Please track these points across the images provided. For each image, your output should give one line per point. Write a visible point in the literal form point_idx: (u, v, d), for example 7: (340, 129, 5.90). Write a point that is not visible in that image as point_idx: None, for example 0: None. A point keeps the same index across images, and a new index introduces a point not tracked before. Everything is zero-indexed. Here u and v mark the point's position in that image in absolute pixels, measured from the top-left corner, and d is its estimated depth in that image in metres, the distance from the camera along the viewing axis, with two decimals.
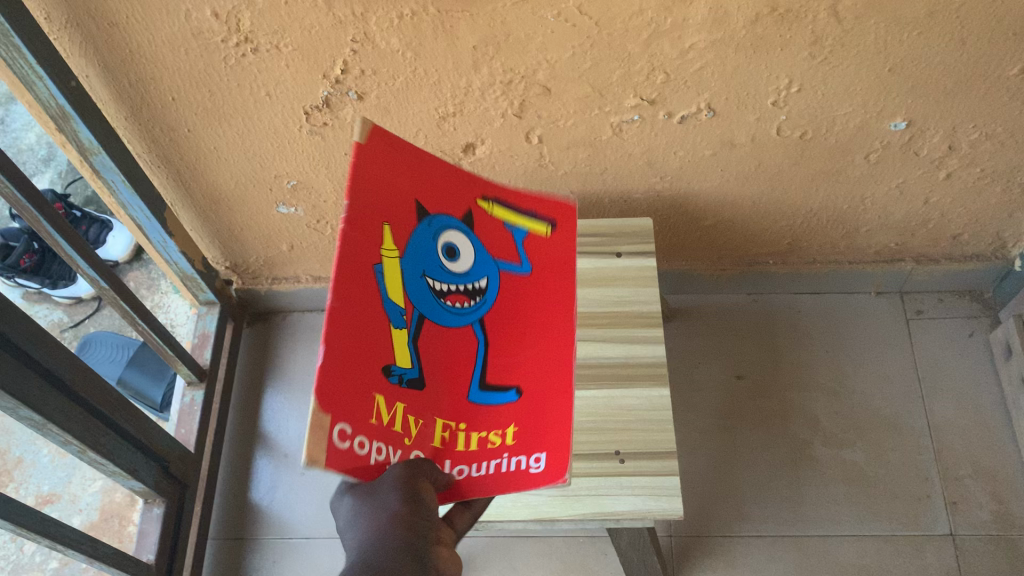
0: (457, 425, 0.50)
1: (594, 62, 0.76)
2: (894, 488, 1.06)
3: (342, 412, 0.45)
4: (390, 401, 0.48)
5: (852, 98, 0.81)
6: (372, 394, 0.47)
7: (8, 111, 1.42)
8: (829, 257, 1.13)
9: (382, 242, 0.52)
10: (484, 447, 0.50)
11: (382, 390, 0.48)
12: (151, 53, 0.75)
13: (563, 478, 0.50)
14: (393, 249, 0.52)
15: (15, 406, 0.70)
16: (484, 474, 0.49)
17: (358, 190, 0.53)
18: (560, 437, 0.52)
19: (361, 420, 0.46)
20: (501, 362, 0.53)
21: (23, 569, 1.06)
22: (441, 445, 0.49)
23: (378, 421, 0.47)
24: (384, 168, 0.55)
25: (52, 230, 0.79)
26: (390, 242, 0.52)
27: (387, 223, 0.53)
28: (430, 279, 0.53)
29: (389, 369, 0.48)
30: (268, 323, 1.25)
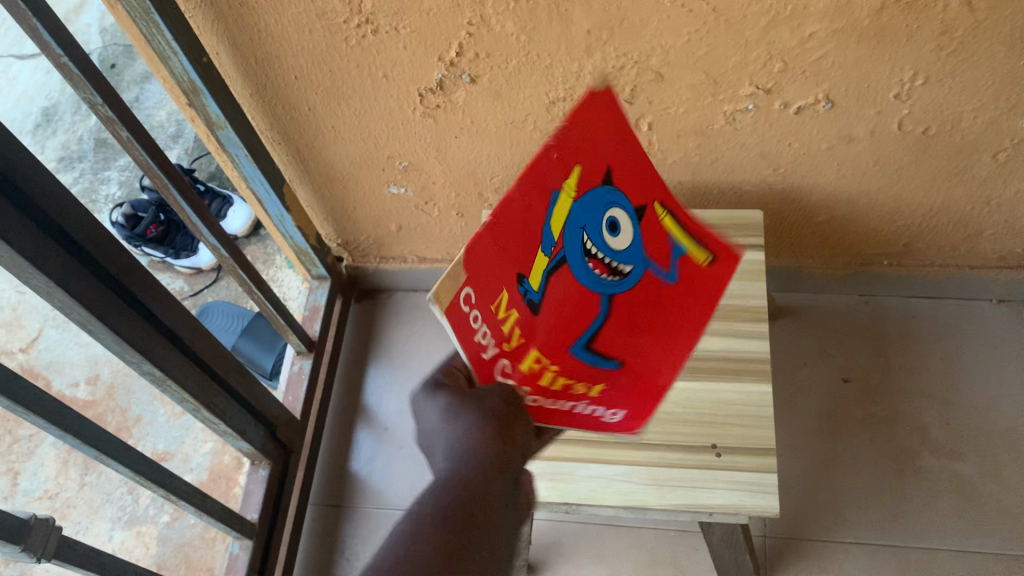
0: (550, 364, 0.46)
1: (710, 49, 0.75)
2: (1008, 505, 1.01)
3: (475, 282, 0.42)
4: (509, 302, 0.44)
5: (981, 93, 0.78)
6: (500, 287, 0.44)
7: (142, 90, 1.50)
8: (947, 261, 1.08)
9: (569, 178, 0.46)
10: (569, 393, 0.47)
11: (507, 286, 0.44)
12: (277, 32, 0.79)
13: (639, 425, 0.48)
14: (575, 189, 0.46)
15: (139, 360, 0.75)
16: (570, 416, 0.46)
17: (582, 128, 0.46)
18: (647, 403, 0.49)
19: (487, 306, 0.43)
20: (614, 335, 0.49)
21: (138, 521, 1.12)
22: (528, 369, 0.45)
23: (498, 312, 0.43)
24: (600, 127, 0.48)
25: (181, 199, 0.83)
26: (574, 184, 0.46)
27: (579, 166, 0.46)
28: (586, 237, 0.47)
29: (520, 279, 0.44)
30: (375, 300, 1.28)
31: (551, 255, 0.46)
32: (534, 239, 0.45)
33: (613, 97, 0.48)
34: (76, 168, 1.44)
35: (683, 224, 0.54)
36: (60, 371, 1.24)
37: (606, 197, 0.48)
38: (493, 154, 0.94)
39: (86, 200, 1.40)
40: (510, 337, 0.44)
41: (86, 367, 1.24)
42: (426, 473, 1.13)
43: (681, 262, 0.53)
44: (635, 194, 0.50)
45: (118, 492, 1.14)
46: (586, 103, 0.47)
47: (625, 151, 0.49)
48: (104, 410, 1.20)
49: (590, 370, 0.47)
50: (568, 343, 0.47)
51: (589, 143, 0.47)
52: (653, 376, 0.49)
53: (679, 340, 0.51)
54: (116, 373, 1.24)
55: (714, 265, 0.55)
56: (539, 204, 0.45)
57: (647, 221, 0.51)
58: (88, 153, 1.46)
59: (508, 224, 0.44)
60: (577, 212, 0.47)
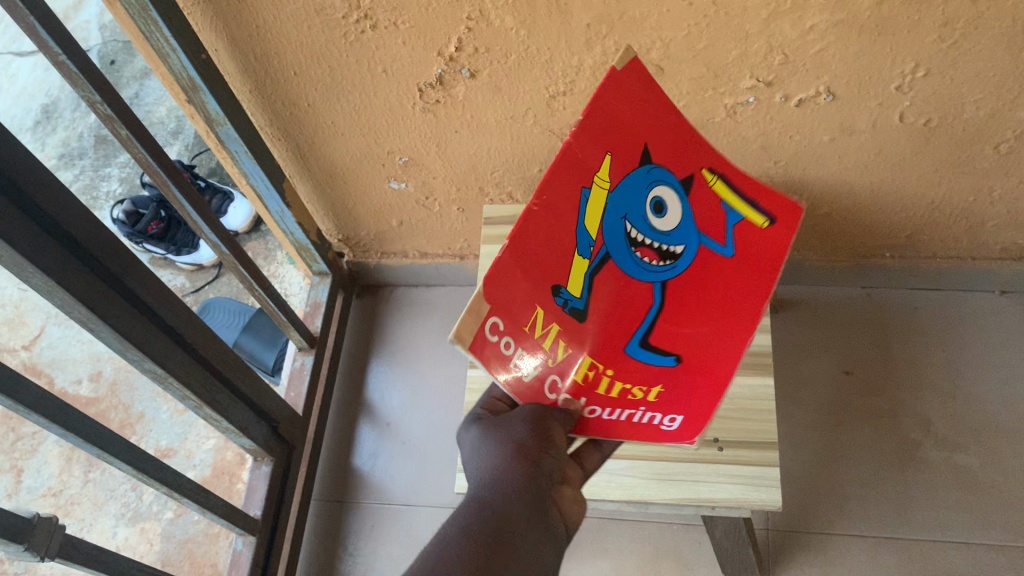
0: (605, 368, 0.46)
1: (710, 42, 0.75)
2: (1010, 496, 1.01)
3: (501, 307, 0.42)
4: (548, 318, 0.44)
5: (983, 84, 0.77)
6: (534, 306, 0.43)
7: (142, 86, 1.50)
8: (949, 253, 1.07)
9: (598, 169, 0.44)
10: (624, 397, 0.48)
11: (543, 303, 0.43)
12: (276, 28, 0.78)
13: (694, 439, 0.49)
14: (608, 179, 0.44)
15: (141, 358, 0.74)
16: (616, 421, 0.48)
17: (605, 114, 0.44)
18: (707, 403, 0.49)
19: (516, 327, 0.43)
20: (670, 327, 0.48)
21: (142, 517, 1.13)
22: (583, 382, 0.46)
23: (531, 331, 0.43)
24: (626, 104, 0.45)
25: (180, 196, 0.83)
26: (605, 172, 0.44)
27: (609, 152, 0.45)
28: (629, 225, 0.45)
29: (557, 290, 0.44)
30: (376, 295, 1.28)
31: (592, 256, 0.44)
32: (568, 242, 0.44)
33: (636, 67, 0.46)
34: (76, 165, 1.44)
35: (740, 188, 0.51)
36: (62, 368, 1.24)
37: (649, 178, 0.47)
38: (493, 148, 0.94)
39: (87, 197, 1.40)
40: (554, 353, 0.45)
41: (88, 364, 1.25)
42: (428, 468, 1.13)
43: (736, 231, 0.51)
44: (677, 168, 0.48)
45: (122, 489, 1.15)
46: (608, 84, 0.44)
47: (660, 125, 0.47)
48: (107, 407, 1.21)
49: (646, 369, 0.48)
50: (622, 346, 0.47)
51: (616, 122, 0.45)
52: (710, 359, 0.49)
53: (734, 316, 0.50)
54: (118, 370, 1.24)
55: (772, 227, 0.52)
56: (571, 201, 0.43)
57: (694, 193, 0.49)
58: (88, 150, 1.46)
59: (536, 231, 0.42)
60: (613, 203, 0.45)
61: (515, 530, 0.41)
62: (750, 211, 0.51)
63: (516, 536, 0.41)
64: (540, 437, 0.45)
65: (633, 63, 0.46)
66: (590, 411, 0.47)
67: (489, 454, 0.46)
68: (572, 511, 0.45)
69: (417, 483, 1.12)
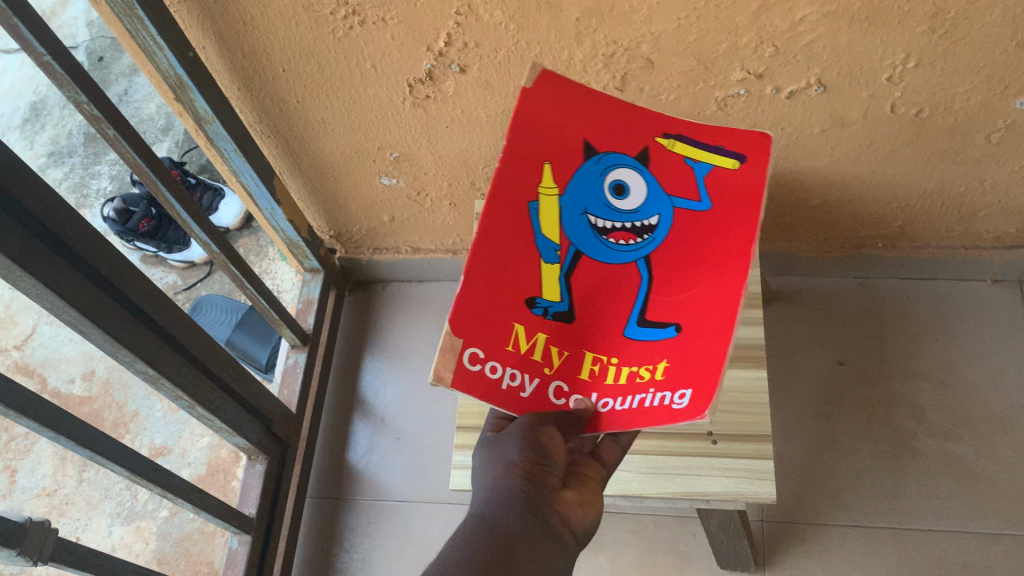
0: (609, 358, 0.51)
1: (700, 34, 0.74)
2: (1003, 484, 1.01)
3: (478, 337, 0.50)
4: (532, 331, 0.51)
5: (974, 74, 0.77)
6: (513, 323, 0.51)
7: (130, 83, 1.49)
8: (942, 242, 1.07)
9: (541, 180, 0.53)
10: (633, 381, 0.50)
11: (524, 320, 0.51)
12: (263, 25, 0.78)
13: (703, 414, 0.48)
14: (553, 185, 0.53)
15: (132, 359, 0.74)
16: (627, 408, 0.50)
17: (529, 131, 0.53)
18: (712, 371, 0.49)
19: (497, 347, 0.50)
20: (665, 298, 0.51)
21: (137, 516, 1.12)
22: (589, 377, 0.51)
23: (515, 347, 0.50)
24: (551, 113, 0.54)
25: (169, 195, 0.83)
26: (548, 179, 0.53)
27: (548, 162, 0.53)
28: (592, 217, 0.52)
29: (533, 301, 0.51)
30: (369, 291, 1.28)
31: (560, 259, 0.52)
32: (529, 252, 0.51)
33: (548, 81, 0.55)
34: (66, 163, 1.43)
35: (701, 140, 0.54)
36: (55, 367, 1.23)
37: (598, 168, 0.53)
38: (484, 143, 0.94)
39: (77, 195, 1.40)
40: (549, 360, 0.51)
41: (81, 363, 1.24)
42: (425, 463, 1.13)
43: (712, 183, 0.53)
44: (627, 146, 0.54)
45: (117, 488, 1.14)
46: (523, 103, 0.54)
47: (593, 117, 0.54)
48: (100, 407, 1.20)
49: (648, 345, 0.51)
50: (617, 332, 0.51)
51: (543, 137, 0.53)
52: (713, 319, 0.50)
53: (727, 267, 0.51)
54: (111, 369, 1.23)
55: (744, 164, 0.53)
56: (521, 216, 0.52)
57: (653, 162, 0.53)
58: (78, 147, 1.45)
59: (492, 255, 0.51)
60: (567, 204, 0.53)
61: (519, 538, 0.48)
62: (717, 156, 0.54)
63: (518, 544, 0.48)
64: (533, 450, 0.50)
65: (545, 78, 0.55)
66: (603, 403, 0.50)
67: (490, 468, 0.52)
68: (571, 512, 0.52)
69: (414, 478, 1.12)
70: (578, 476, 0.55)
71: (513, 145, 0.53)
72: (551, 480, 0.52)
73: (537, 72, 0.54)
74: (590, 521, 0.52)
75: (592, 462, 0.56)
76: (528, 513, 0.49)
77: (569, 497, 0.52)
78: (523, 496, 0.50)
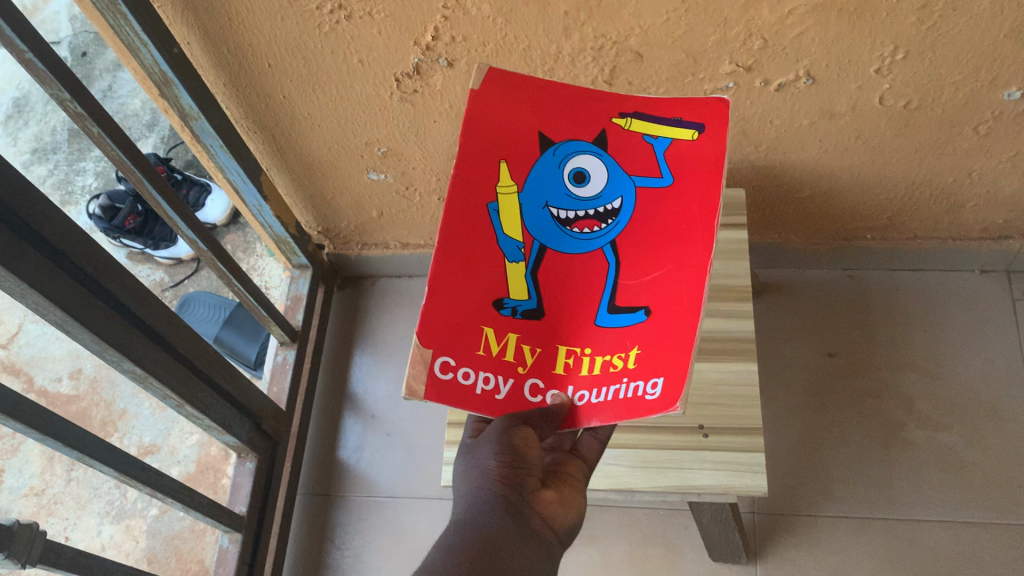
0: (582, 350, 0.53)
1: (689, 27, 0.74)
2: (992, 474, 1.02)
3: (445, 346, 0.53)
4: (501, 332, 0.53)
5: (962, 66, 0.77)
6: (481, 327, 0.53)
7: (114, 78, 1.47)
8: (931, 233, 1.08)
9: (499, 179, 0.55)
10: (608, 371, 0.52)
11: (492, 322, 0.53)
12: (249, 20, 0.77)
13: (676, 406, 0.49)
14: (511, 183, 0.55)
15: (120, 359, 0.74)
16: (604, 401, 0.51)
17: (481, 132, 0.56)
18: (682, 357, 0.50)
19: (468, 352, 0.53)
20: (634, 282, 0.53)
21: (126, 515, 1.12)
22: (565, 371, 0.53)
23: (486, 351, 0.53)
24: (503, 110, 0.57)
25: (155, 192, 0.82)
26: (506, 178, 0.55)
27: (504, 160, 0.56)
28: (553, 209, 0.55)
29: (501, 302, 0.53)
30: (358, 287, 1.27)
31: (525, 257, 0.54)
32: (494, 254, 0.54)
33: (495, 79, 0.58)
34: (50, 160, 1.42)
35: (656, 114, 0.56)
36: (41, 366, 1.22)
37: (555, 160, 0.56)
38: None
39: (61, 192, 1.38)
40: (522, 358, 0.53)
41: (68, 362, 1.23)
42: (415, 458, 1.13)
43: (668, 158, 0.55)
44: (584, 131, 0.56)
45: (105, 487, 1.13)
46: (473, 105, 0.57)
47: (547, 109, 0.57)
48: (88, 405, 1.19)
49: (619, 333, 0.52)
50: (588, 322, 0.53)
51: (498, 137, 0.56)
52: (682, 299, 0.52)
53: (692, 243, 0.53)
54: (99, 367, 1.22)
55: (704, 132, 0.55)
56: (483, 219, 0.55)
57: (611, 145, 0.56)
58: (62, 144, 1.43)
59: (457, 262, 0.54)
60: (527, 199, 0.55)
61: (503, 542, 0.48)
62: (675, 129, 0.56)
63: (501, 548, 0.47)
64: (511, 453, 0.50)
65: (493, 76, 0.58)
66: (579, 396, 0.52)
67: (469, 472, 0.52)
68: (553, 511, 0.51)
69: (403, 474, 1.12)
70: (559, 476, 0.54)
71: (467, 148, 0.56)
72: (530, 482, 0.51)
73: (483, 72, 0.58)
74: (573, 521, 0.52)
75: (574, 460, 0.56)
76: (512, 516, 0.49)
77: (549, 496, 0.52)
78: (503, 499, 0.49)
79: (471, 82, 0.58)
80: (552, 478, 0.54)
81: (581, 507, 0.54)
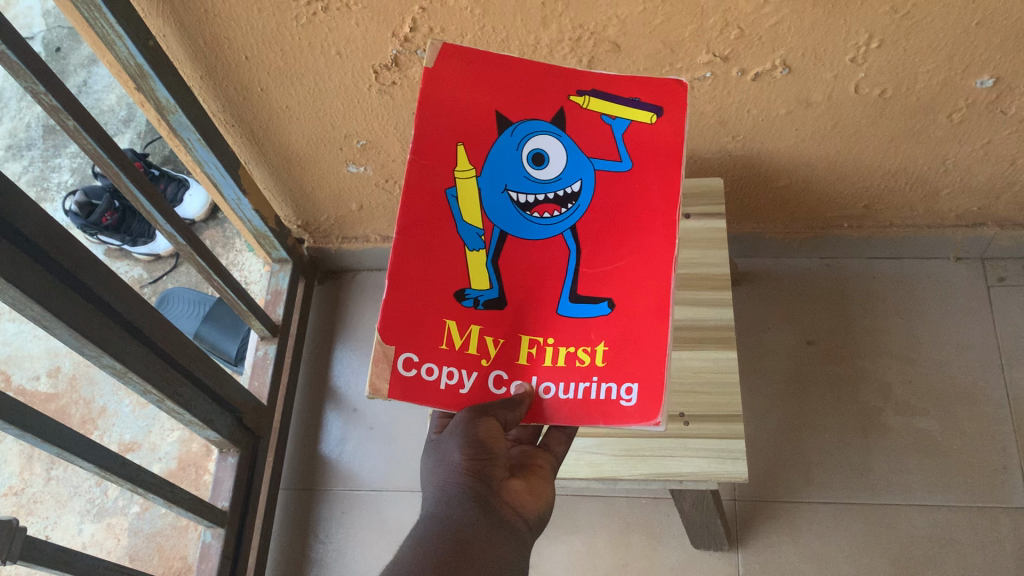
0: (545, 339, 0.54)
1: (666, 17, 0.74)
2: (968, 457, 1.03)
3: (409, 342, 0.53)
4: (464, 324, 0.53)
5: (935, 55, 0.78)
6: (444, 320, 0.53)
7: (89, 73, 1.46)
8: (906, 221, 1.09)
9: (456, 163, 0.55)
10: (572, 363, 0.53)
11: (455, 315, 0.53)
12: (225, 12, 0.77)
13: (654, 419, 0.51)
14: (468, 167, 0.55)
15: (99, 354, 0.73)
16: (571, 396, 0.53)
17: (435, 114, 0.55)
18: (654, 363, 0.53)
19: (431, 347, 0.53)
20: (596, 272, 0.54)
21: (107, 513, 1.11)
22: (528, 361, 0.53)
23: (449, 346, 0.53)
24: (457, 86, 0.56)
25: (133, 186, 0.81)
26: (464, 162, 0.55)
27: (461, 143, 0.55)
28: (512, 193, 0.55)
29: (463, 293, 0.54)
30: (338, 281, 1.27)
31: (485, 245, 0.54)
32: (454, 242, 0.54)
33: (448, 56, 0.56)
34: (24, 156, 1.40)
35: (614, 92, 0.56)
36: (19, 364, 1.21)
37: (513, 143, 0.55)
38: None
39: (37, 188, 1.37)
40: (485, 350, 0.53)
41: (46, 360, 1.21)
42: (397, 452, 1.13)
43: (627, 140, 0.56)
44: (543, 110, 0.56)
45: (86, 485, 1.13)
46: (427, 83, 0.56)
47: (503, 86, 0.56)
48: (67, 403, 1.18)
49: (581, 323, 0.54)
50: (551, 312, 0.54)
51: (454, 119, 0.56)
52: (646, 296, 0.54)
53: (653, 235, 0.54)
54: (78, 365, 1.21)
55: (662, 116, 0.56)
56: (441, 206, 0.54)
57: (569, 124, 0.56)
58: (37, 139, 1.42)
59: (416, 252, 0.54)
60: (486, 183, 0.55)
61: (473, 532, 0.48)
62: (633, 110, 0.56)
63: (472, 538, 0.48)
64: (476, 445, 0.51)
65: (445, 52, 0.57)
66: (545, 388, 0.53)
67: (434, 466, 0.52)
68: (523, 501, 0.52)
69: (384, 468, 1.12)
70: (527, 467, 0.56)
71: (422, 132, 0.55)
72: (498, 471, 0.52)
73: (436, 47, 0.57)
74: (542, 510, 0.53)
75: (542, 453, 0.58)
76: (482, 506, 0.50)
77: (518, 485, 0.53)
78: (471, 491, 0.50)
79: (423, 59, 0.57)
80: (520, 469, 0.55)
81: (552, 497, 0.55)
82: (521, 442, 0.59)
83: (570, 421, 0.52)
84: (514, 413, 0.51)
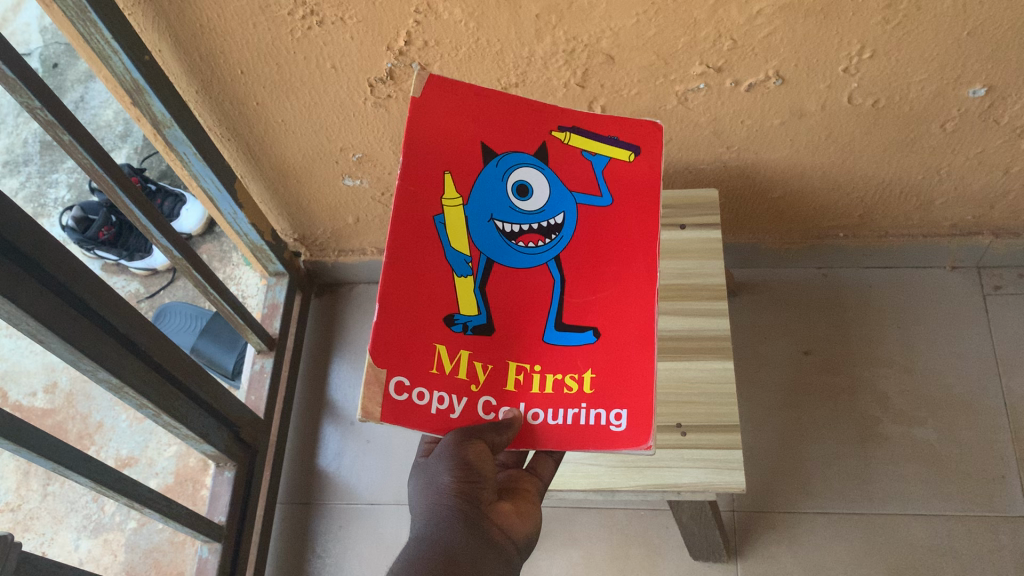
0: (532, 366, 0.54)
1: (659, 29, 0.75)
2: (968, 467, 1.03)
3: (398, 366, 0.52)
4: (453, 350, 0.53)
5: (928, 65, 0.78)
6: (434, 345, 0.53)
7: (86, 89, 1.46)
8: (902, 231, 1.09)
9: (444, 191, 0.55)
10: (560, 391, 0.53)
11: (445, 340, 0.53)
12: (219, 26, 0.77)
13: (645, 443, 0.52)
14: (456, 195, 0.55)
15: (94, 368, 0.73)
16: (560, 423, 0.53)
17: (424, 141, 0.56)
18: (641, 390, 0.53)
19: (421, 373, 0.53)
20: (581, 301, 0.55)
21: (104, 529, 1.11)
22: (516, 389, 0.53)
23: (440, 371, 0.53)
24: (444, 115, 0.57)
25: (129, 201, 0.82)
26: (452, 190, 0.55)
27: (448, 171, 0.56)
28: (498, 222, 0.55)
29: (452, 318, 0.54)
30: (336, 293, 1.27)
31: (473, 272, 0.55)
32: (442, 267, 0.54)
33: (436, 85, 0.57)
34: (21, 172, 1.40)
35: (594, 132, 0.58)
36: (16, 380, 1.20)
37: (500, 173, 0.56)
38: None
39: (34, 204, 1.37)
40: (475, 376, 0.53)
41: (43, 375, 1.21)
42: (395, 466, 1.13)
43: (608, 175, 0.58)
44: (526, 143, 0.57)
45: (83, 501, 1.12)
46: (415, 111, 0.57)
47: (488, 118, 0.57)
48: (64, 419, 1.18)
49: (567, 351, 0.54)
50: (537, 339, 0.54)
51: (441, 147, 0.56)
52: (629, 325, 0.55)
53: (635, 267, 0.56)
54: (74, 380, 1.21)
55: (640, 155, 0.58)
56: (429, 231, 0.55)
57: (552, 159, 0.57)
58: (34, 155, 1.42)
59: (406, 276, 0.54)
60: (473, 212, 0.55)
61: (462, 553, 0.48)
62: (613, 148, 0.58)
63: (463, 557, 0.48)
64: (465, 468, 0.51)
65: (432, 81, 0.57)
66: (533, 415, 0.53)
67: (424, 490, 0.52)
68: (511, 522, 0.53)
69: (380, 484, 1.12)
70: (515, 492, 0.56)
71: (411, 159, 0.56)
72: (487, 494, 0.52)
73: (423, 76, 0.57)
74: (530, 532, 0.54)
75: (528, 476, 0.58)
76: (473, 528, 0.50)
77: (507, 507, 0.54)
78: (461, 514, 0.50)
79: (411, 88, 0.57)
80: (506, 493, 0.56)
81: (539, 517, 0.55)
82: (507, 465, 0.60)
83: (561, 446, 0.52)
84: (503, 436, 0.51)
